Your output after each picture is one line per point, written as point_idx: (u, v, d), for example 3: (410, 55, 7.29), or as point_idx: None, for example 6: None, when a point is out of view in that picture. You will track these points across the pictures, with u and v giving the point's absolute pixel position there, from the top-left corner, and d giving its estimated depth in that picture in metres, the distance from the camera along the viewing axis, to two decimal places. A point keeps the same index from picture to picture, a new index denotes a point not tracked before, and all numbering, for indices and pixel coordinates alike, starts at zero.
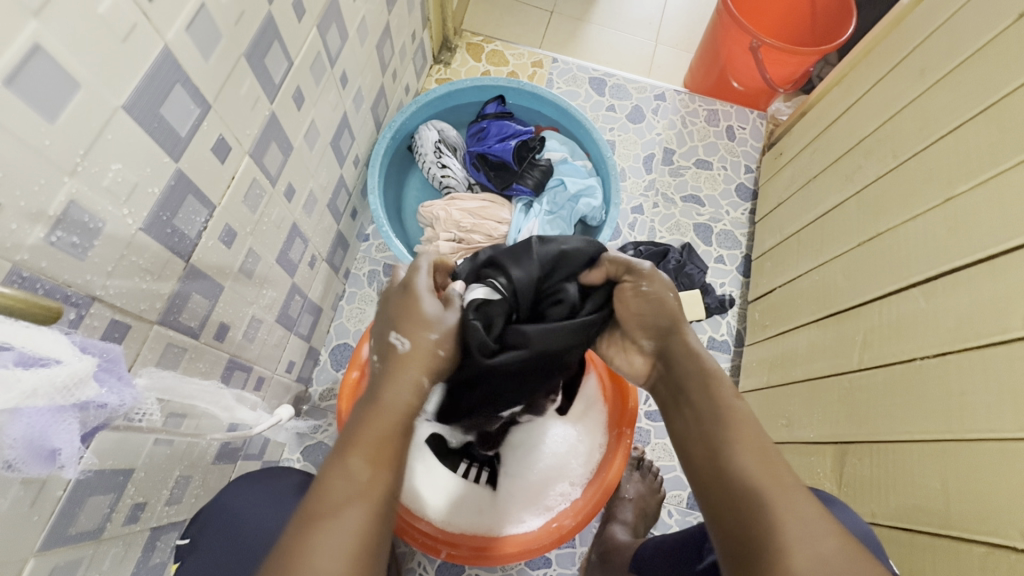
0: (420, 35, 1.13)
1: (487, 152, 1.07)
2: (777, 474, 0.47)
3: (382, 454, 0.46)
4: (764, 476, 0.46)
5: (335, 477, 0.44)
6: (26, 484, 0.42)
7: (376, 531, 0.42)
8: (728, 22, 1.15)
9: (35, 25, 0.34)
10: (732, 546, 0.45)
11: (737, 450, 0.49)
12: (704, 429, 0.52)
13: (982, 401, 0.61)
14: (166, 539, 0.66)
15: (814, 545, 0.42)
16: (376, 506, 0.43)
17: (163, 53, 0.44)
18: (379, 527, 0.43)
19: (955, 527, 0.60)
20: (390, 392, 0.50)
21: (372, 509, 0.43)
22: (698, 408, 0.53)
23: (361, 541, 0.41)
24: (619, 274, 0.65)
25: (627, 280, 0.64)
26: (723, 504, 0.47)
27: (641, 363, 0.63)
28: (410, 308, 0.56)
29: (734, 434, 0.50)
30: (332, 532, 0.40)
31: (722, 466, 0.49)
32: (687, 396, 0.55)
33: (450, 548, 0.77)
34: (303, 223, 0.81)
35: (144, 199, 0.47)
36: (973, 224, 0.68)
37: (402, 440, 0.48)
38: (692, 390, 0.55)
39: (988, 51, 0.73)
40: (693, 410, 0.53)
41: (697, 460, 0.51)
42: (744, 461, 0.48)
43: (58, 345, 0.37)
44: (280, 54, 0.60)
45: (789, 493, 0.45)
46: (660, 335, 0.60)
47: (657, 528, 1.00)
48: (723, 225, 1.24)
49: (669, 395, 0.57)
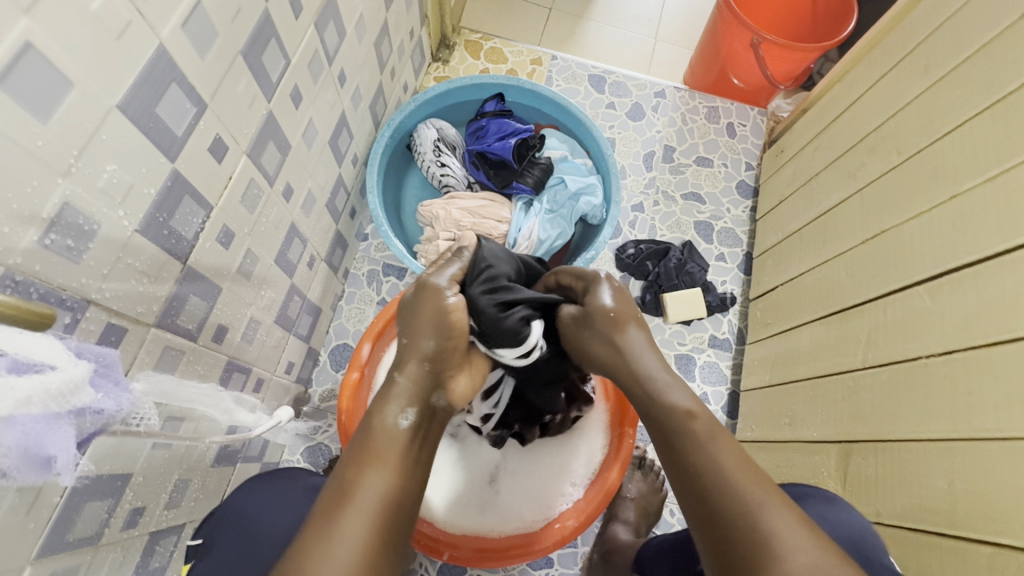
0: (418, 33, 1.12)
1: (487, 150, 1.06)
2: (750, 470, 0.47)
3: (391, 456, 0.47)
4: (735, 474, 0.46)
5: (343, 486, 0.44)
6: (22, 492, 0.41)
7: (385, 535, 0.42)
8: (728, 19, 1.14)
9: (26, 23, 0.33)
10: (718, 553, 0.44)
11: (704, 445, 0.49)
12: (670, 436, 0.51)
13: (988, 399, 0.60)
14: (165, 543, 0.65)
15: (796, 536, 0.41)
16: (379, 520, 0.42)
17: (158, 50, 0.43)
18: (387, 530, 0.43)
19: (962, 527, 0.60)
20: (403, 399, 0.52)
21: (375, 525, 0.42)
22: (665, 407, 0.53)
23: (369, 548, 0.41)
24: (571, 281, 0.70)
25: (576, 281, 0.69)
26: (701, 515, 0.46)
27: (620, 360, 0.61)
28: None
29: (704, 429, 0.50)
30: (339, 534, 0.40)
31: (713, 477, 0.47)
32: (662, 410, 0.53)
33: (452, 549, 0.76)
34: (301, 223, 0.80)
35: (140, 200, 0.46)
36: (978, 222, 0.68)
37: (409, 445, 0.49)
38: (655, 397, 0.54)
39: (994, 47, 0.72)
40: (664, 407, 0.53)
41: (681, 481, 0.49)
42: (715, 454, 0.48)
43: (53, 351, 0.36)
44: (277, 51, 0.59)
45: (761, 484, 0.45)
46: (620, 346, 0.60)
47: (659, 527, 0.99)
48: (724, 223, 1.23)
49: (642, 390, 0.56)
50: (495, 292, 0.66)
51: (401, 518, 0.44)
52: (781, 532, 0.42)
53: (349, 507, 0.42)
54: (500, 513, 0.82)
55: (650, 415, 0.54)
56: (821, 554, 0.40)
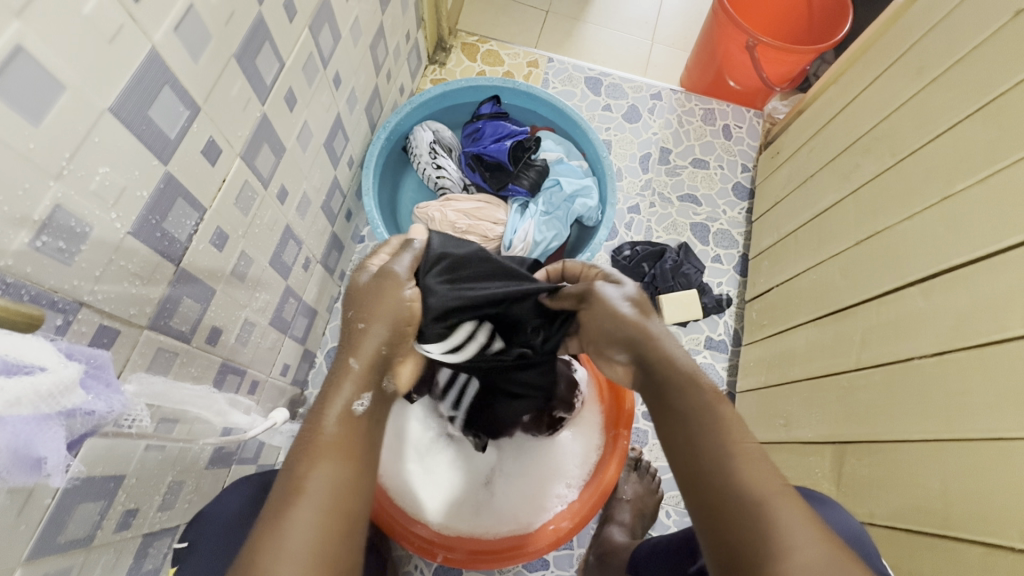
0: (415, 35, 1.12)
1: (483, 152, 1.07)
2: (762, 467, 0.46)
3: (339, 440, 0.44)
4: (750, 474, 0.45)
5: (289, 477, 0.42)
6: (12, 494, 0.41)
7: (340, 525, 0.40)
8: (724, 21, 1.14)
9: (18, 26, 0.33)
10: (721, 545, 0.44)
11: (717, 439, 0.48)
12: (683, 424, 0.50)
13: (981, 399, 0.61)
14: (159, 545, 0.65)
15: (802, 532, 0.42)
16: (332, 506, 0.40)
17: (151, 54, 0.43)
18: (344, 520, 0.41)
19: (954, 527, 0.60)
20: (355, 381, 0.48)
21: (327, 511, 0.40)
22: (679, 397, 0.52)
23: (323, 536, 0.39)
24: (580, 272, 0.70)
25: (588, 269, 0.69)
26: (707, 507, 0.45)
27: (623, 372, 0.61)
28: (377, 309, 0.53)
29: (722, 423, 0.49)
30: (285, 534, 0.38)
31: (714, 472, 0.46)
32: (667, 402, 0.52)
33: (446, 551, 0.76)
34: (296, 225, 0.80)
35: (133, 202, 0.46)
36: (971, 223, 0.68)
37: (358, 429, 0.46)
38: (663, 379, 0.54)
39: (987, 49, 0.73)
40: (683, 394, 0.51)
41: (681, 474, 0.48)
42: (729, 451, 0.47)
43: (43, 353, 0.36)
44: (271, 54, 0.59)
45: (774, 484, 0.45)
46: (632, 344, 0.57)
47: (655, 529, 0.99)
48: (720, 224, 1.23)
49: (649, 386, 0.55)
50: (453, 284, 0.63)
51: (355, 502, 0.42)
52: (786, 530, 0.42)
53: (300, 497, 0.40)
54: (495, 517, 0.83)
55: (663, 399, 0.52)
56: (826, 556, 0.41)
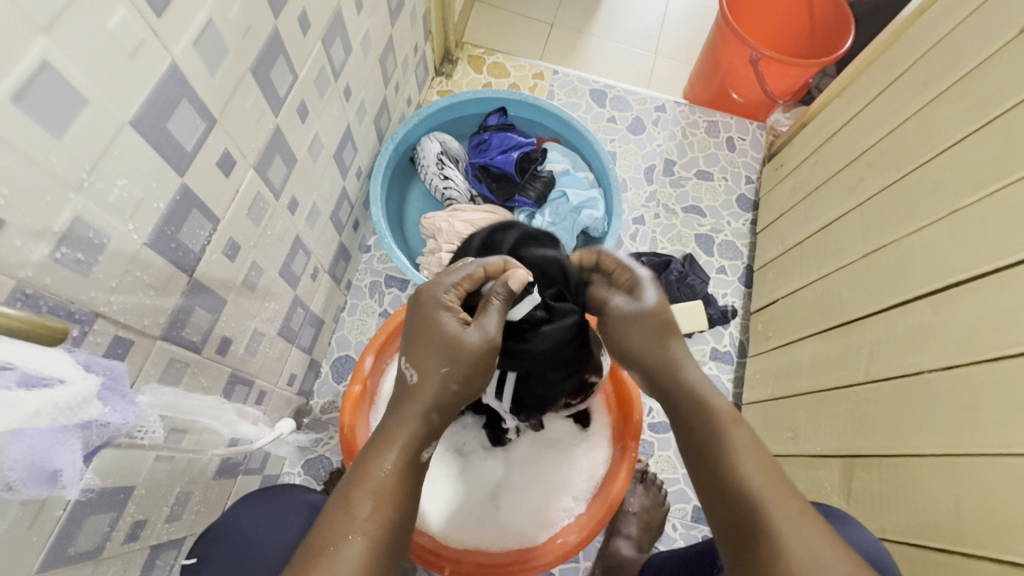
0: (422, 48, 1.14)
1: (490, 163, 1.08)
2: (780, 487, 0.49)
3: (387, 489, 0.48)
4: (761, 485, 0.49)
5: (343, 510, 0.46)
6: (25, 506, 0.41)
7: (380, 560, 0.45)
8: (728, 35, 1.15)
9: (43, 42, 0.33)
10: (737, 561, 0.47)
11: (738, 460, 0.51)
12: (704, 441, 0.54)
13: (991, 414, 0.60)
14: (166, 557, 0.65)
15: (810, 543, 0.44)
16: (376, 541, 0.45)
17: (170, 68, 0.44)
18: (383, 555, 0.46)
19: (967, 543, 0.60)
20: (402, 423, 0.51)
21: (372, 547, 0.45)
22: (705, 419, 0.55)
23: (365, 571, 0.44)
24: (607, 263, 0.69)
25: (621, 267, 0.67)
26: (729, 524, 0.49)
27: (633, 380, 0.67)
28: (429, 326, 0.54)
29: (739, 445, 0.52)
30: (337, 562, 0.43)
31: (727, 484, 0.50)
32: (683, 418, 0.57)
33: (453, 565, 0.76)
34: (306, 236, 0.80)
35: (150, 214, 0.46)
36: (977, 237, 0.69)
37: (408, 479, 0.50)
38: (693, 407, 0.57)
39: (991, 65, 0.73)
40: (705, 419, 0.55)
41: (703, 487, 0.53)
42: (750, 472, 0.50)
43: (63, 364, 0.36)
44: (285, 67, 0.60)
45: (790, 503, 0.47)
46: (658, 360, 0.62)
47: (661, 542, 0.99)
48: (724, 235, 1.24)
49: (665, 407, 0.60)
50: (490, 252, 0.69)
51: (398, 545, 0.47)
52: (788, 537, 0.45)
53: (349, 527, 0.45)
54: (500, 528, 0.82)
55: (689, 423, 0.57)
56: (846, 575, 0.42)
